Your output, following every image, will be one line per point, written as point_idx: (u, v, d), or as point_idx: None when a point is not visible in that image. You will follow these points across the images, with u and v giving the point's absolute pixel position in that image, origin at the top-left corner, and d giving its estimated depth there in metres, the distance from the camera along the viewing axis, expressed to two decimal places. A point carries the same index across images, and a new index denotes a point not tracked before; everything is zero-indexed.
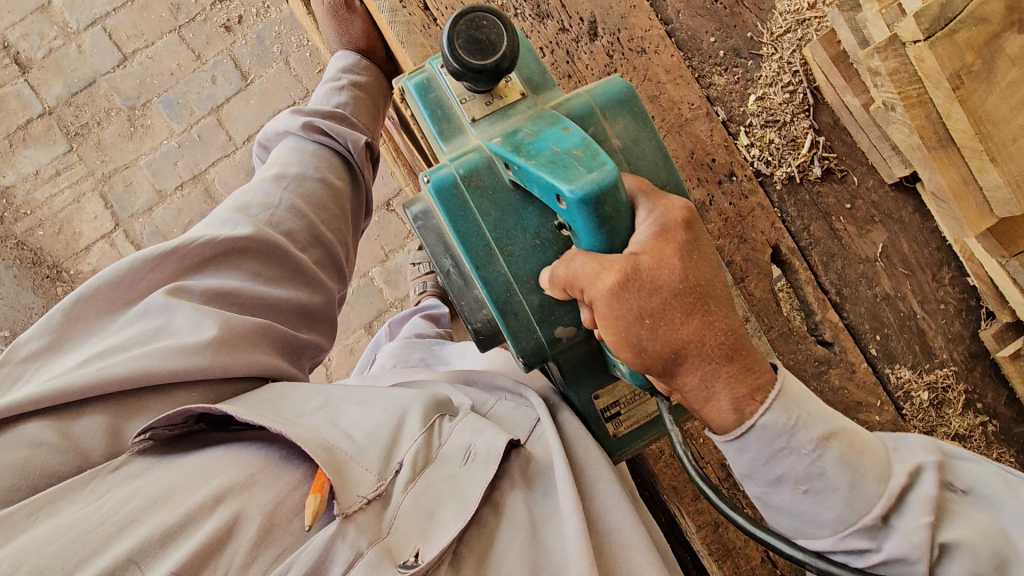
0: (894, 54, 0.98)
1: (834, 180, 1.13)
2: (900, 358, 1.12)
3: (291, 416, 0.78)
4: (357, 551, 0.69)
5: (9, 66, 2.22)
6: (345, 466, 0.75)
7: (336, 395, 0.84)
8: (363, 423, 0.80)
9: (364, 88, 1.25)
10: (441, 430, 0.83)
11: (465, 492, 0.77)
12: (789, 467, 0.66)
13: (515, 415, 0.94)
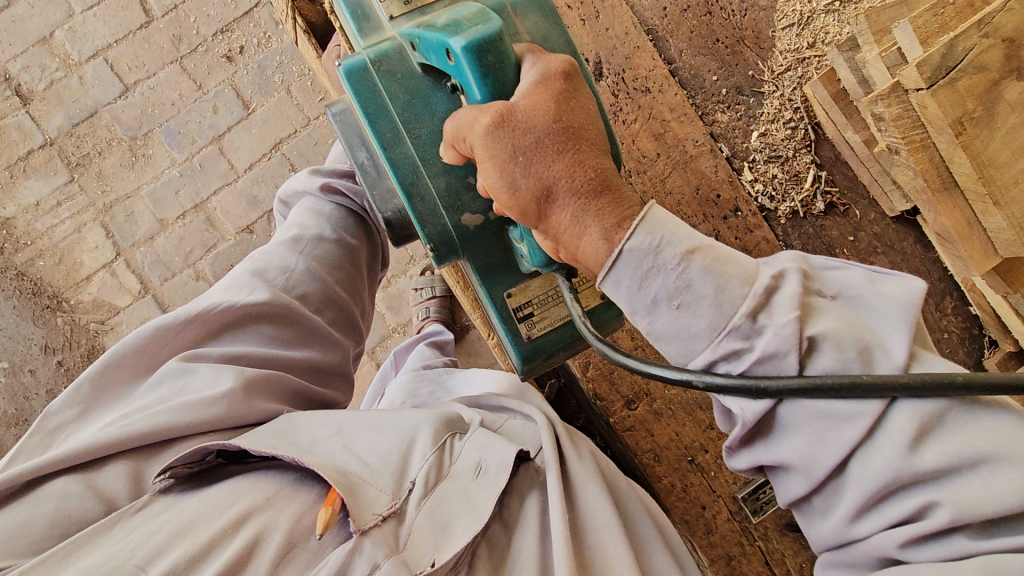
0: (898, 100, 0.97)
1: (836, 214, 1.15)
2: None
3: (301, 445, 0.77)
4: (374, 563, 0.67)
5: (11, 98, 2.23)
6: (357, 487, 0.73)
7: (348, 420, 0.82)
8: (374, 446, 0.79)
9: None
10: (452, 451, 0.80)
11: (476, 505, 0.74)
12: (658, 287, 0.60)
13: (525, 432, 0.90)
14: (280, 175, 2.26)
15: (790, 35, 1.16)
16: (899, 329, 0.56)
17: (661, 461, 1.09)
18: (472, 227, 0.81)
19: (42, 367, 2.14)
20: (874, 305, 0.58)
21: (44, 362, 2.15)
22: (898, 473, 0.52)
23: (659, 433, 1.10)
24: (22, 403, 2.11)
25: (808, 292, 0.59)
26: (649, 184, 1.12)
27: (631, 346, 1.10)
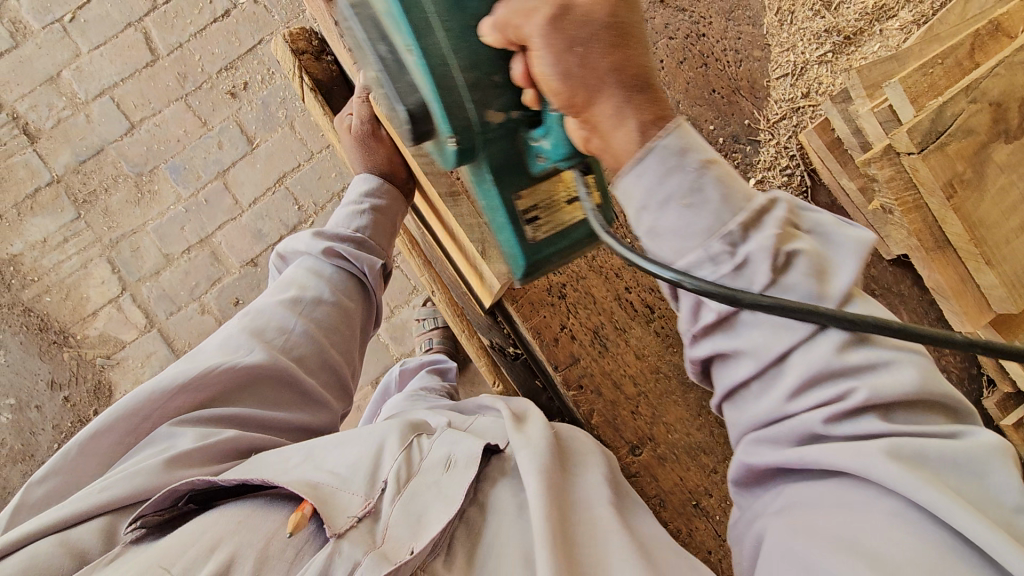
0: (890, 162, 0.86)
1: None
2: None
3: (275, 468, 0.77)
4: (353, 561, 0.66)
5: (19, 137, 2.26)
6: (330, 493, 0.74)
7: (322, 440, 0.85)
8: (345, 458, 0.81)
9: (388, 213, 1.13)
10: (420, 447, 0.84)
11: (450, 494, 0.76)
12: (670, 185, 0.56)
13: (492, 426, 0.94)
14: (284, 208, 2.29)
15: (784, 85, 1.19)
16: (852, 264, 0.54)
17: (667, 505, 1.10)
18: (495, 124, 0.74)
19: (49, 403, 2.15)
20: (835, 240, 0.56)
21: (50, 397, 2.16)
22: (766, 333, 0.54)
23: (664, 478, 1.11)
24: (27, 438, 2.12)
25: (794, 223, 0.57)
26: None
27: (634, 392, 1.11)
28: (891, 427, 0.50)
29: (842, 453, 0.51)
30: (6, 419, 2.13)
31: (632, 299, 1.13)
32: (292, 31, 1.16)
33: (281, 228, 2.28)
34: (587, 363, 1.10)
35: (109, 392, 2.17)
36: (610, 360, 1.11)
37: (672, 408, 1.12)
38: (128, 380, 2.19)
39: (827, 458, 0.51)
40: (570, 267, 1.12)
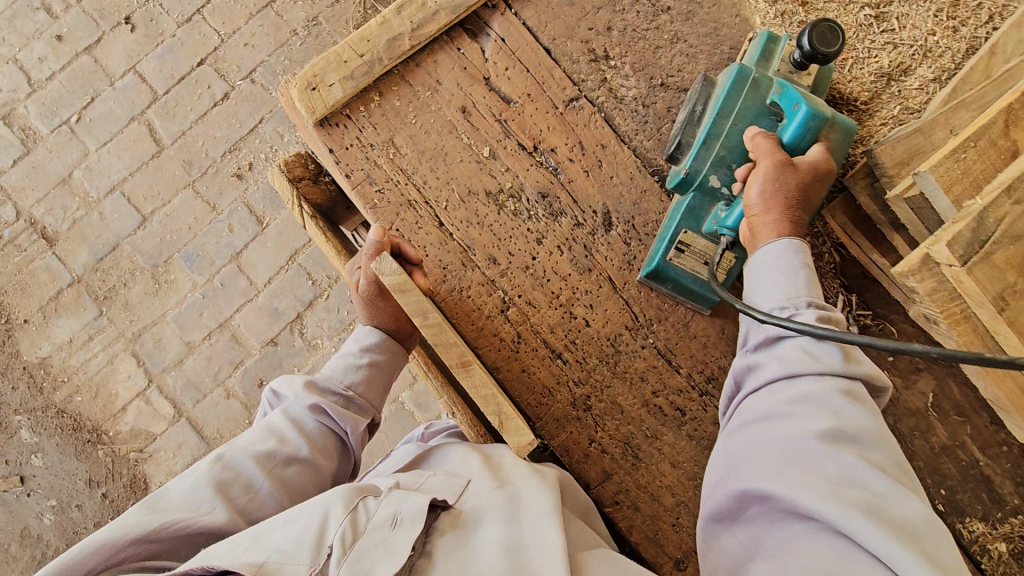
0: (930, 273, 0.78)
1: (872, 335, 1.12)
2: (969, 509, 1.11)
3: (223, 552, 0.75)
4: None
5: (37, 241, 2.29)
6: (275, 570, 0.72)
7: (269, 517, 0.84)
8: (288, 533, 0.78)
9: (384, 367, 1.08)
10: (366, 509, 0.82)
11: (395, 551, 0.75)
12: (775, 283, 0.84)
13: (444, 482, 0.94)
14: (298, 285, 2.29)
15: None
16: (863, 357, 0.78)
17: None
18: (709, 185, 0.98)
19: (89, 502, 2.18)
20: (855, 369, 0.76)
21: (89, 496, 2.19)
22: (770, 377, 0.77)
23: None
24: (72, 538, 2.15)
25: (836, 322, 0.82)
26: (673, 330, 1.09)
27: (673, 502, 1.06)
28: (859, 465, 0.65)
29: (819, 459, 0.65)
30: (50, 521, 2.17)
31: (661, 404, 1.08)
32: (287, 159, 1.12)
33: (298, 306, 2.29)
34: (621, 477, 1.06)
35: (144, 486, 2.19)
36: (644, 471, 1.06)
37: None
38: (162, 472, 2.21)
39: (792, 483, 0.64)
40: (593, 377, 1.07)
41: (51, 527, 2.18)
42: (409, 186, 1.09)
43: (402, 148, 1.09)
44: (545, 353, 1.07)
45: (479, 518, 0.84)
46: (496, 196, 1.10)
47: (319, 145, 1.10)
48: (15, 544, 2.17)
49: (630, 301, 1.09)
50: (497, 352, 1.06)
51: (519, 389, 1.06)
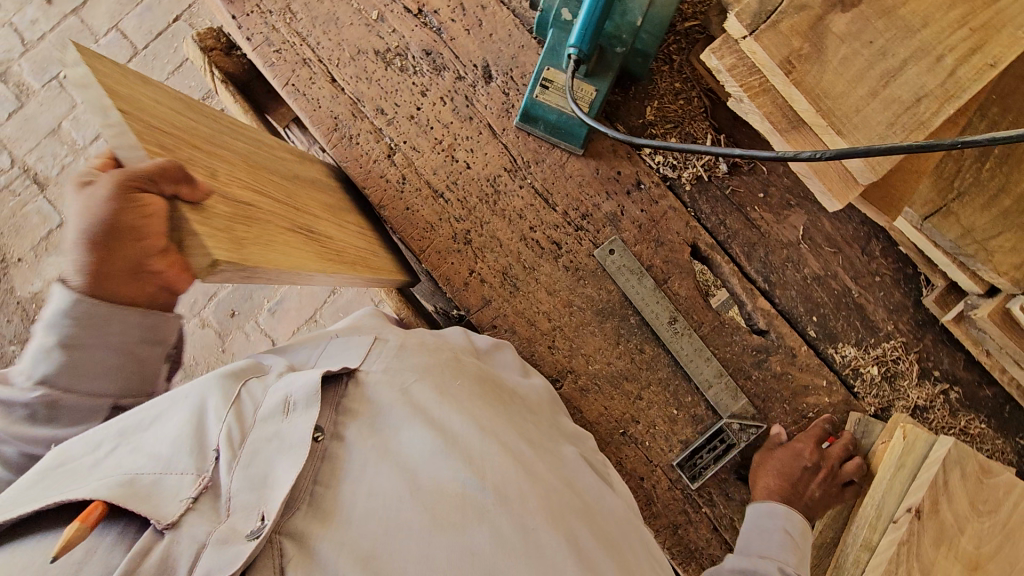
0: (730, 51, 0.86)
1: (742, 173, 1.17)
2: (842, 336, 1.14)
3: (76, 473, 0.71)
4: (199, 543, 0.67)
5: (30, 186, 2.48)
6: (150, 486, 0.70)
7: (128, 424, 0.76)
8: (162, 437, 0.75)
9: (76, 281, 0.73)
10: (252, 400, 0.80)
11: (292, 445, 0.75)
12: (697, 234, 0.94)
13: (346, 350, 0.93)
14: None
15: None
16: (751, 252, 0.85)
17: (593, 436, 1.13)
18: (563, 17, 1.06)
19: None
20: None
21: None
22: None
23: (588, 409, 1.13)
24: None
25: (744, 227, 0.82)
26: (549, 172, 1.16)
27: (549, 327, 1.14)
28: None
29: None
30: None
31: (538, 239, 1.15)
32: (200, 32, 1.24)
33: None
34: (499, 304, 1.14)
35: None
36: (521, 298, 1.14)
37: (590, 340, 1.14)
38: None
39: None
40: (474, 214, 1.15)
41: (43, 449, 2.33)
42: (304, 46, 1.19)
43: (296, 13, 1.19)
44: (428, 194, 1.16)
45: (383, 414, 0.84)
46: (384, 55, 1.19)
47: (224, 14, 1.21)
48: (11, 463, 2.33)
49: (508, 145, 1.17)
50: (382, 192, 1.16)
51: (402, 225, 1.15)
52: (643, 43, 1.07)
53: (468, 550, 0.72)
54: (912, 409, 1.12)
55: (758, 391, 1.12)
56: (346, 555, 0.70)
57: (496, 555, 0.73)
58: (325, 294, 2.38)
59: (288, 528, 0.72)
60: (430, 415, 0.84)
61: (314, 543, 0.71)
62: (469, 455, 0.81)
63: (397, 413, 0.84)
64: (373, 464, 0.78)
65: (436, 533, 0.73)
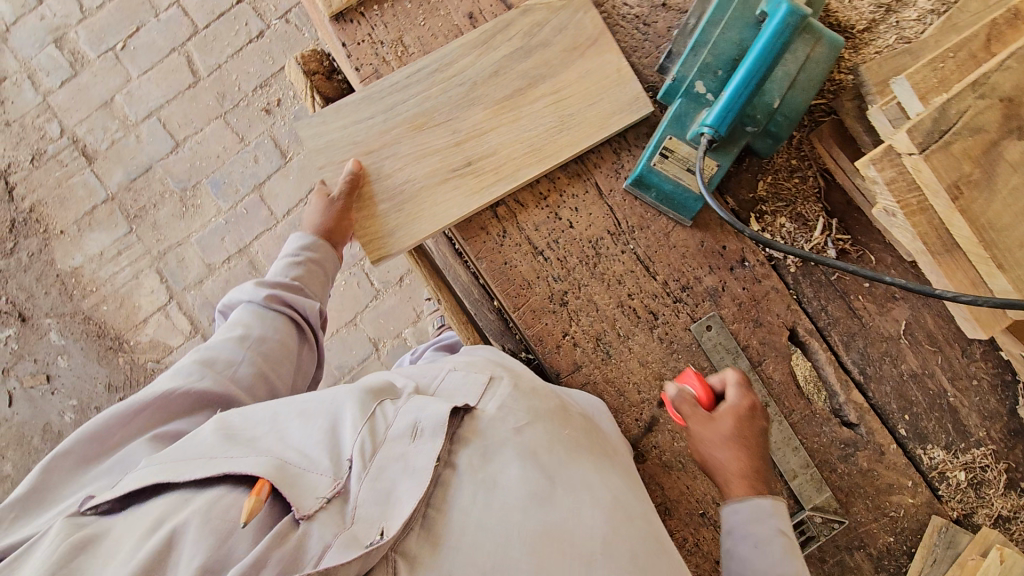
0: (891, 163, 0.83)
1: (850, 260, 1.13)
2: (932, 437, 1.12)
3: (243, 444, 0.73)
4: (325, 544, 0.65)
5: (78, 158, 2.44)
6: (296, 475, 0.70)
7: (281, 416, 0.79)
8: (307, 434, 0.76)
9: (321, 262, 1.22)
10: (384, 416, 0.78)
11: (418, 467, 0.72)
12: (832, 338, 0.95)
13: (464, 383, 0.88)
14: None
15: None
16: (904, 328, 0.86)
17: (671, 512, 1.11)
18: (697, 90, 1.04)
19: (106, 404, 2.31)
20: None
21: (107, 399, 2.32)
22: None
23: (669, 485, 1.11)
24: None
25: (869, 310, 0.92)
26: (654, 238, 1.14)
27: (638, 398, 1.12)
28: None
29: None
30: (70, 419, 2.30)
31: (636, 307, 1.13)
32: (304, 53, 1.20)
33: None
34: (590, 369, 1.12)
35: None
36: (613, 366, 1.12)
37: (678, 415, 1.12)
38: None
39: None
40: (572, 275, 1.13)
41: (71, 425, 2.32)
42: None
43: (409, 47, 1.16)
44: (528, 249, 1.13)
45: (499, 447, 0.79)
46: None
47: (333, 39, 1.17)
48: (38, 437, 2.31)
49: (614, 207, 1.14)
50: (482, 244, 1.14)
51: (499, 281, 1.13)
52: (777, 126, 1.04)
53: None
54: (995, 518, 1.10)
55: (843, 485, 1.11)
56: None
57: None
58: (367, 299, 2.36)
59: (401, 547, 0.68)
60: (541, 456, 0.80)
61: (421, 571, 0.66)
62: (578, 500, 0.76)
63: (512, 449, 0.79)
64: (485, 491, 0.74)
65: (543, 567, 0.68)
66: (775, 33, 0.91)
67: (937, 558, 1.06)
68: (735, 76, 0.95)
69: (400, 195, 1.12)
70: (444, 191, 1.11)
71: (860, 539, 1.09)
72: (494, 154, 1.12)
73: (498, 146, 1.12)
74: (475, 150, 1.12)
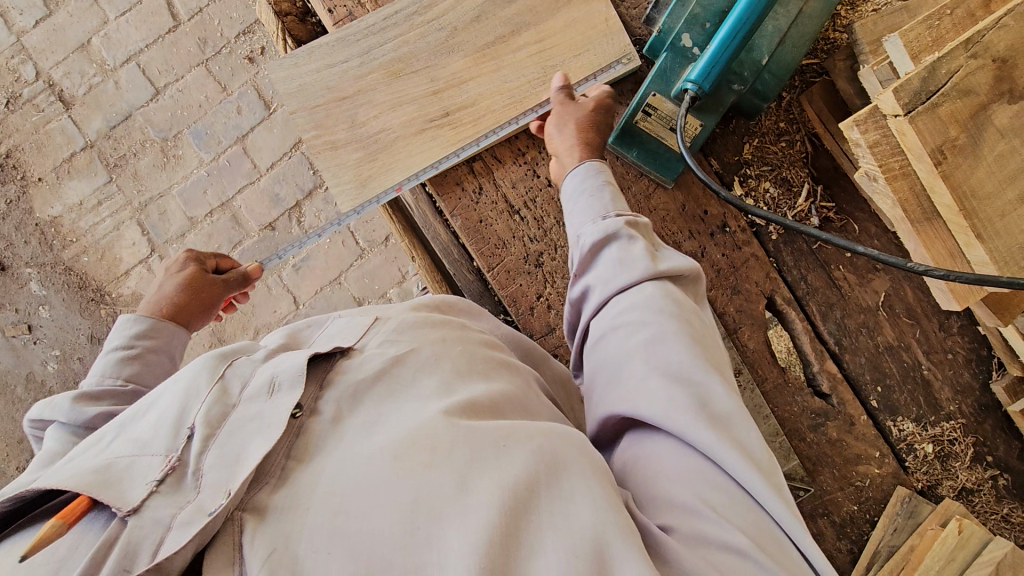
0: (875, 125, 0.80)
1: (833, 229, 1.10)
2: (903, 409, 1.12)
3: (71, 460, 0.56)
4: (160, 532, 0.49)
5: (55, 103, 2.36)
6: (120, 470, 0.53)
7: (124, 414, 0.61)
8: (142, 420, 0.59)
9: (162, 353, 0.99)
10: (237, 373, 0.61)
11: (270, 424, 0.56)
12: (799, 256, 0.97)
13: (347, 329, 0.74)
14: (300, 173, 2.33)
15: None
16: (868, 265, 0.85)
17: None
18: (682, 44, 1.00)
19: (89, 356, 2.30)
20: None
21: (90, 350, 2.31)
22: None
23: None
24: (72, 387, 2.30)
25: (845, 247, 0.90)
26: (633, 201, 1.11)
27: None
28: None
29: None
30: (53, 369, 2.30)
31: None
32: None
33: (298, 193, 2.33)
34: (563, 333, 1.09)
35: None
36: None
37: None
38: None
39: None
40: (548, 236, 1.10)
41: (54, 375, 2.32)
42: None
43: None
44: (504, 208, 1.10)
45: (366, 384, 0.63)
46: None
47: None
48: (21, 385, 2.31)
49: None
50: (457, 201, 1.11)
51: (473, 240, 1.10)
52: (764, 85, 0.99)
53: (433, 502, 0.52)
54: (958, 490, 1.11)
55: (811, 454, 1.11)
56: (303, 522, 0.51)
57: (474, 512, 0.51)
58: (352, 258, 2.33)
59: (251, 503, 0.52)
60: (419, 379, 0.65)
61: (274, 515, 0.51)
62: (452, 408, 0.61)
63: (385, 379, 0.64)
64: (356, 429, 0.59)
65: (404, 479, 0.53)
66: None
67: (899, 527, 1.08)
68: (721, 28, 0.91)
69: (374, 143, 1.07)
70: (420, 141, 1.07)
71: (823, 507, 1.10)
72: (472, 104, 1.08)
73: (477, 96, 1.08)
74: (454, 100, 1.07)
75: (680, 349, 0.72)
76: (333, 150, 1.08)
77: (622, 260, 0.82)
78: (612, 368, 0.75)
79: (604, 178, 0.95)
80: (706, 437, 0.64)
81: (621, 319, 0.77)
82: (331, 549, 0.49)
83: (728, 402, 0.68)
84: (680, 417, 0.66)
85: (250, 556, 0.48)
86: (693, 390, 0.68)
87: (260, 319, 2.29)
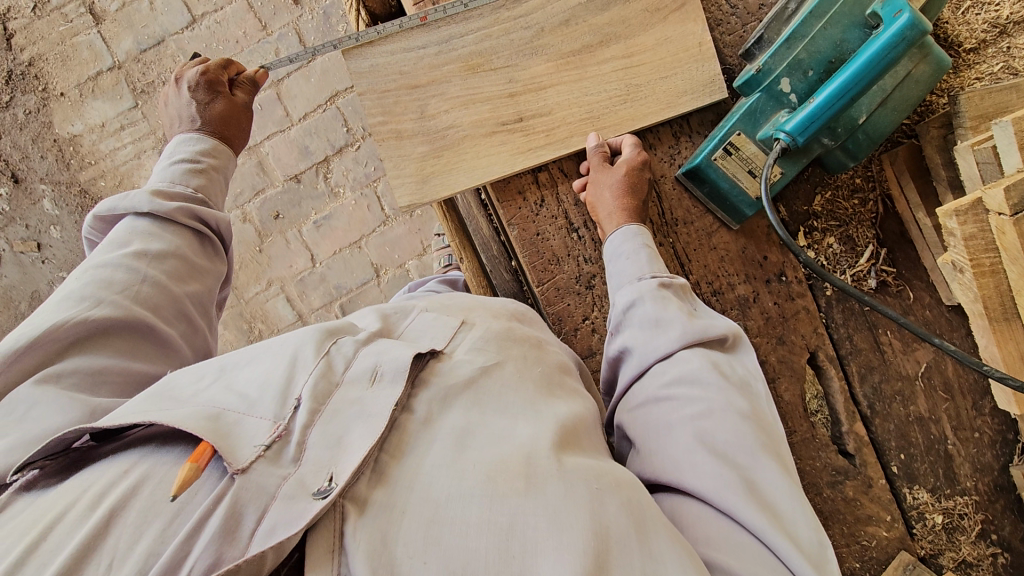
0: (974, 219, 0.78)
1: (888, 293, 1.08)
2: (921, 478, 1.13)
3: (176, 396, 0.58)
4: (266, 499, 0.49)
5: (84, 15, 2.24)
6: (231, 425, 0.54)
7: (225, 361, 0.63)
8: (253, 379, 0.60)
9: (221, 174, 1.03)
10: (343, 355, 0.63)
11: (376, 413, 0.57)
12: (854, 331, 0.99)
13: (433, 325, 0.76)
14: (332, 129, 2.24)
15: None
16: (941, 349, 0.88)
17: None
18: (779, 87, 0.95)
19: None
20: None
21: None
22: None
23: None
24: None
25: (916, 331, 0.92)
26: (695, 237, 1.09)
27: None
28: None
29: None
30: None
31: None
32: None
33: (328, 148, 2.25)
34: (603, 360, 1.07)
35: None
36: None
37: None
38: None
39: None
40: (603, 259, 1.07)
41: None
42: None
43: None
44: (563, 224, 1.07)
45: (459, 397, 0.64)
46: None
47: None
48: (25, 302, 2.28)
49: (662, 195, 1.08)
50: (517, 211, 1.07)
51: (527, 252, 1.07)
52: (855, 144, 0.96)
53: (526, 532, 0.51)
54: (958, 562, 1.12)
55: (824, 508, 1.12)
56: (400, 525, 0.51)
57: (569, 545, 0.51)
58: (375, 223, 2.28)
59: (352, 492, 0.52)
60: (504, 395, 0.67)
61: (373, 510, 0.51)
62: (537, 442, 0.61)
63: (473, 388, 0.66)
64: (450, 431, 0.60)
65: (499, 500, 0.53)
66: (892, 43, 0.82)
67: None
68: (830, 84, 0.87)
69: (442, 139, 1.03)
70: (489, 144, 1.03)
71: None
72: (548, 114, 1.03)
73: (554, 105, 1.03)
74: (530, 105, 1.03)
75: (730, 426, 0.71)
76: (398, 139, 1.03)
77: (655, 327, 0.84)
78: (656, 435, 0.75)
79: (643, 241, 0.95)
80: (757, 521, 0.65)
81: (666, 389, 0.77)
82: (427, 559, 0.49)
83: (780, 485, 0.68)
84: (733, 495, 0.66)
85: (353, 545, 0.48)
86: (742, 470, 0.69)
87: (274, 271, 2.27)
